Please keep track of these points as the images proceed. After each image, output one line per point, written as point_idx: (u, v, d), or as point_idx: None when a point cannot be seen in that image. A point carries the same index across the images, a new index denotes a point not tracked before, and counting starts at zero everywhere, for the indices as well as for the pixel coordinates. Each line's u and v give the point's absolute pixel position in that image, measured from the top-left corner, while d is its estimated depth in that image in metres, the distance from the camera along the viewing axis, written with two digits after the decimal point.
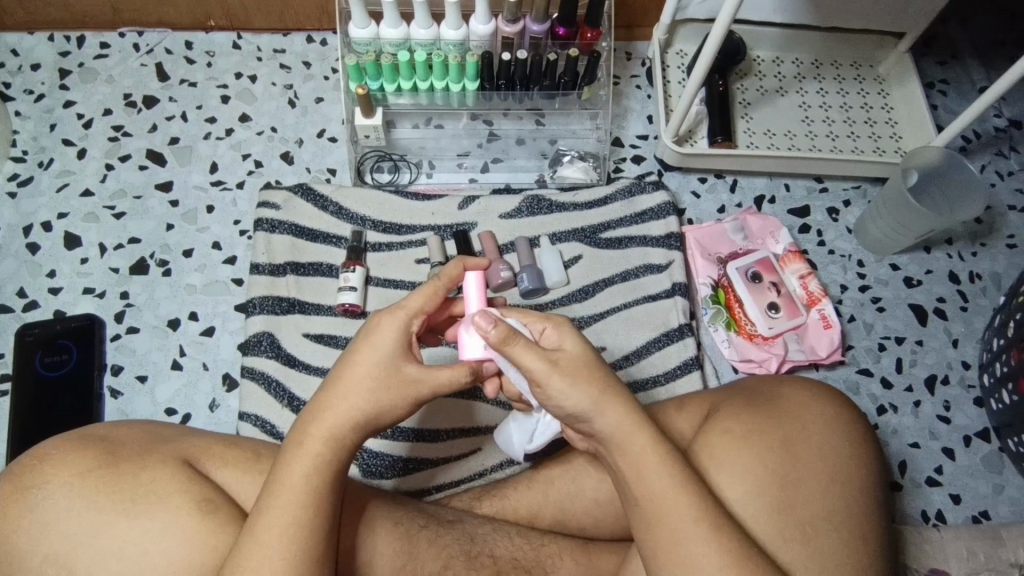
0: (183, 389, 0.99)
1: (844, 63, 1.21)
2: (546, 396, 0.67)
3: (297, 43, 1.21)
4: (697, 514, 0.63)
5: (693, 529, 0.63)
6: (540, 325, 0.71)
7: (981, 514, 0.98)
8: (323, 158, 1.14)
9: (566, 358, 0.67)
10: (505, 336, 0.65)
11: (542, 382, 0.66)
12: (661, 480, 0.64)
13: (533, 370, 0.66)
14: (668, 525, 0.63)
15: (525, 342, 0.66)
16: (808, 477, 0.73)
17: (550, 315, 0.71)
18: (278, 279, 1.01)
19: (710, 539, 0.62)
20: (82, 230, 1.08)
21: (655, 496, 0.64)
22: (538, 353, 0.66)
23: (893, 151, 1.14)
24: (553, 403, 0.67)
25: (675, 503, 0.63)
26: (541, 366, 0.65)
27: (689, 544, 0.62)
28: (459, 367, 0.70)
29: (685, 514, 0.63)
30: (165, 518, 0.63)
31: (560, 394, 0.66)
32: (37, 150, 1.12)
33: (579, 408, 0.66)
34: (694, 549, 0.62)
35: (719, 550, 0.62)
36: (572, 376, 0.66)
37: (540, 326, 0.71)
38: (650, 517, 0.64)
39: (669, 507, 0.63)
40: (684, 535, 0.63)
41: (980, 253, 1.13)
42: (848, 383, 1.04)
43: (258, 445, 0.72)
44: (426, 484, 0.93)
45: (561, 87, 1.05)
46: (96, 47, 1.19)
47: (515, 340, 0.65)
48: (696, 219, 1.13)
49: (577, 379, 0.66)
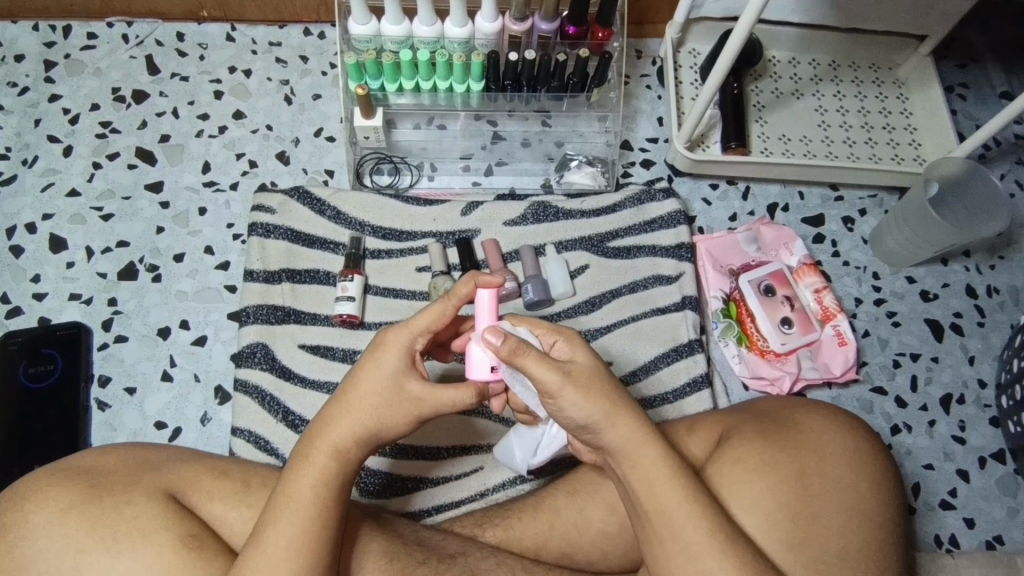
0: (174, 401, 0.96)
1: (863, 65, 1.16)
2: (557, 408, 0.62)
3: (294, 36, 1.16)
4: (710, 528, 0.60)
5: (706, 544, 0.59)
6: (552, 337, 0.66)
7: (994, 539, 0.95)
8: (321, 159, 1.09)
9: (578, 371, 0.62)
10: (513, 350, 0.61)
11: (555, 395, 0.61)
12: (674, 496, 0.60)
13: (546, 385, 0.61)
14: (681, 539, 0.60)
15: (536, 354, 0.61)
16: (824, 511, 0.68)
17: (561, 326, 0.66)
18: (273, 287, 0.97)
19: (722, 554, 0.59)
20: (68, 232, 1.03)
21: (668, 511, 0.60)
22: (550, 365, 0.61)
23: (912, 159, 1.10)
24: (564, 414, 0.63)
25: (688, 519, 0.60)
26: (554, 380, 0.60)
27: (703, 560, 0.59)
28: (464, 387, 0.65)
29: (699, 531, 0.60)
30: (148, 557, 0.59)
31: (569, 406, 0.61)
32: (21, 147, 1.08)
33: (588, 421, 0.62)
34: (708, 567, 0.59)
35: (731, 567, 0.59)
36: (584, 387, 0.61)
37: (550, 337, 0.66)
38: (661, 533, 0.60)
39: (682, 521, 0.60)
40: (696, 549, 0.59)
41: (999, 266, 1.10)
42: (861, 402, 1.01)
43: (248, 474, 0.69)
44: (425, 505, 0.90)
45: (570, 88, 1.00)
46: (83, 38, 1.14)
47: (525, 352, 0.61)
48: (707, 227, 1.09)
49: (590, 392, 0.61)
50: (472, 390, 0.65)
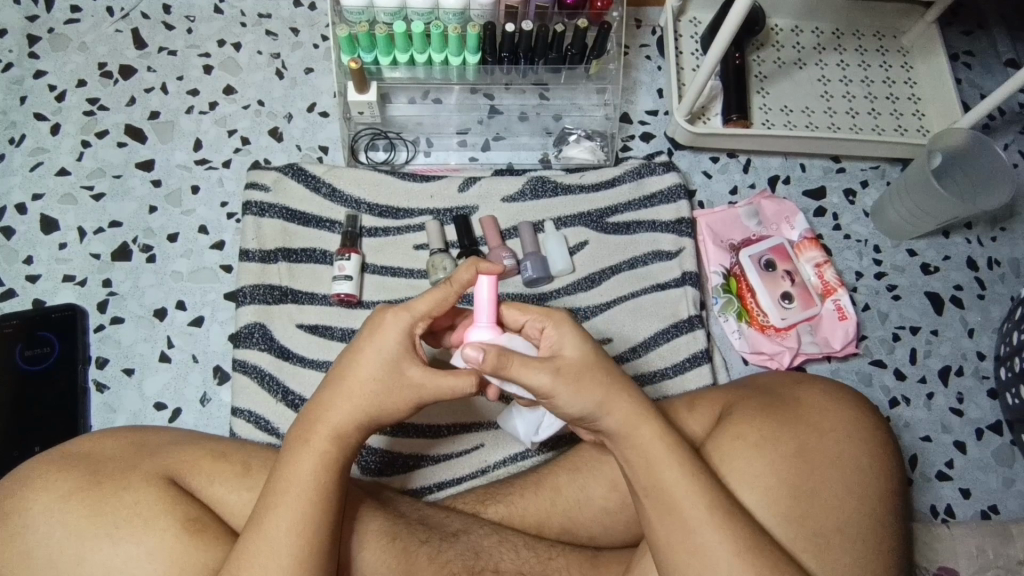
0: (173, 382, 0.95)
1: (867, 33, 1.14)
2: (552, 406, 0.62)
3: (284, 8, 1.13)
4: (709, 501, 0.59)
5: (704, 516, 0.59)
6: (540, 321, 0.65)
7: (990, 508, 0.96)
8: (314, 135, 1.07)
9: (570, 359, 0.62)
10: (499, 363, 0.59)
11: (548, 395, 0.61)
12: (671, 469, 0.60)
13: (538, 387, 0.60)
14: (679, 512, 0.59)
15: (521, 360, 0.60)
16: (822, 486, 0.67)
17: (549, 311, 0.65)
18: (270, 266, 0.96)
19: (721, 525, 0.59)
20: (59, 212, 1.02)
21: (665, 485, 0.60)
22: (539, 366, 0.60)
23: (915, 130, 1.08)
24: (558, 411, 0.63)
25: (684, 491, 0.60)
26: (545, 381, 0.60)
27: (700, 532, 0.58)
28: (463, 375, 0.64)
29: (697, 503, 0.59)
30: (149, 542, 0.59)
31: (564, 403, 0.61)
32: (8, 126, 1.05)
33: (582, 413, 0.62)
34: (709, 540, 0.58)
35: (730, 539, 0.58)
36: (576, 381, 0.61)
37: (539, 323, 0.65)
38: (658, 508, 0.60)
39: (680, 495, 0.59)
40: (694, 522, 0.59)
41: (1000, 238, 1.09)
42: (860, 375, 1.01)
43: (248, 456, 0.68)
44: (427, 481, 0.90)
45: (568, 61, 0.98)
46: (67, 12, 1.11)
47: (509, 362, 0.60)
48: (707, 202, 1.08)
49: (581, 384, 0.61)
50: (471, 381, 0.64)
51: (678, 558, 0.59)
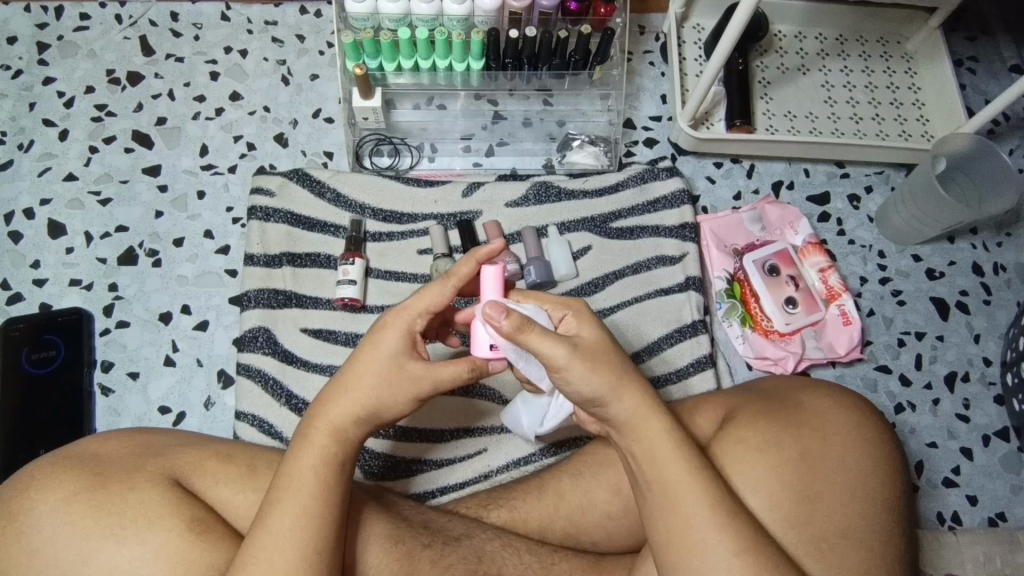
0: (177, 385, 0.95)
1: (870, 39, 1.14)
2: (563, 381, 0.62)
3: (290, 15, 1.14)
4: (712, 499, 0.59)
5: (707, 514, 0.58)
6: (561, 310, 0.66)
7: (997, 516, 0.95)
8: (319, 140, 1.08)
9: (585, 345, 0.62)
10: (518, 327, 0.60)
11: (561, 370, 0.60)
12: (676, 466, 0.60)
13: (552, 360, 0.60)
14: (682, 509, 0.59)
15: (538, 330, 0.60)
16: (826, 490, 0.66)
17: (569, 299, 0.66)
18: (274, 271, 0.96)
19: (723, 525, 0.58)
20: (67, 217, 1.03)
21: (669, 482, 0.60)
22: (557, 340, 0.60)
23: (919, 135, 1.08)
24: (569, 388, 0.62)
25: (688, 488, 0.59)
26: (560, 354, 0.60)
27: (703, 531, 0.58)
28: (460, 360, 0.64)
29: (700, 502, 0.59)
30: (155, 542, 0.60)
31: (577, 383, 0.61)
32: (17, 131, 1.06)
33: (594, 394, 0.61)
34: (710, 539, 0.58)
35: (732, 539, 0.58)
36: (591, 364, 0.61)
37: (561, 311, 0.66)
38: (661, 504, 0.60)
39: (683, 492, 0.59)
40: (696, 519, 0.58)
41: (1006, 244, 1.09)
42: (865, 380, 1.00)
43: (252, 458, 0.69)
44: (430, 486, 0.90)
45: (572, 66, 0.99)
46: (76, 19, 1.12)
47: (528, 329, 0.60)
48: (711, 207, 1.08)
49: (596, 366, 0.61)
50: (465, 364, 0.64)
51: (678, 556, 0.58)
